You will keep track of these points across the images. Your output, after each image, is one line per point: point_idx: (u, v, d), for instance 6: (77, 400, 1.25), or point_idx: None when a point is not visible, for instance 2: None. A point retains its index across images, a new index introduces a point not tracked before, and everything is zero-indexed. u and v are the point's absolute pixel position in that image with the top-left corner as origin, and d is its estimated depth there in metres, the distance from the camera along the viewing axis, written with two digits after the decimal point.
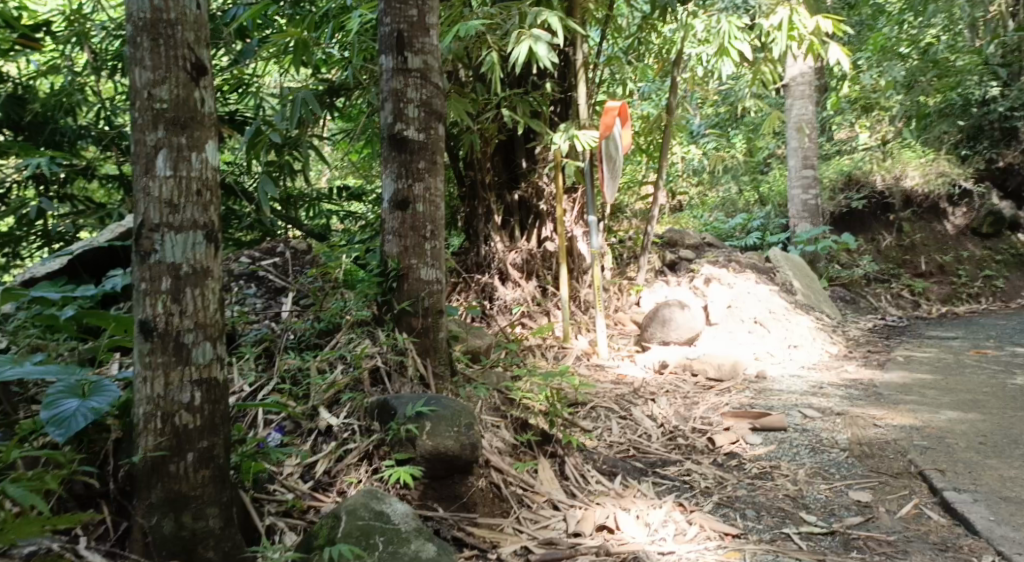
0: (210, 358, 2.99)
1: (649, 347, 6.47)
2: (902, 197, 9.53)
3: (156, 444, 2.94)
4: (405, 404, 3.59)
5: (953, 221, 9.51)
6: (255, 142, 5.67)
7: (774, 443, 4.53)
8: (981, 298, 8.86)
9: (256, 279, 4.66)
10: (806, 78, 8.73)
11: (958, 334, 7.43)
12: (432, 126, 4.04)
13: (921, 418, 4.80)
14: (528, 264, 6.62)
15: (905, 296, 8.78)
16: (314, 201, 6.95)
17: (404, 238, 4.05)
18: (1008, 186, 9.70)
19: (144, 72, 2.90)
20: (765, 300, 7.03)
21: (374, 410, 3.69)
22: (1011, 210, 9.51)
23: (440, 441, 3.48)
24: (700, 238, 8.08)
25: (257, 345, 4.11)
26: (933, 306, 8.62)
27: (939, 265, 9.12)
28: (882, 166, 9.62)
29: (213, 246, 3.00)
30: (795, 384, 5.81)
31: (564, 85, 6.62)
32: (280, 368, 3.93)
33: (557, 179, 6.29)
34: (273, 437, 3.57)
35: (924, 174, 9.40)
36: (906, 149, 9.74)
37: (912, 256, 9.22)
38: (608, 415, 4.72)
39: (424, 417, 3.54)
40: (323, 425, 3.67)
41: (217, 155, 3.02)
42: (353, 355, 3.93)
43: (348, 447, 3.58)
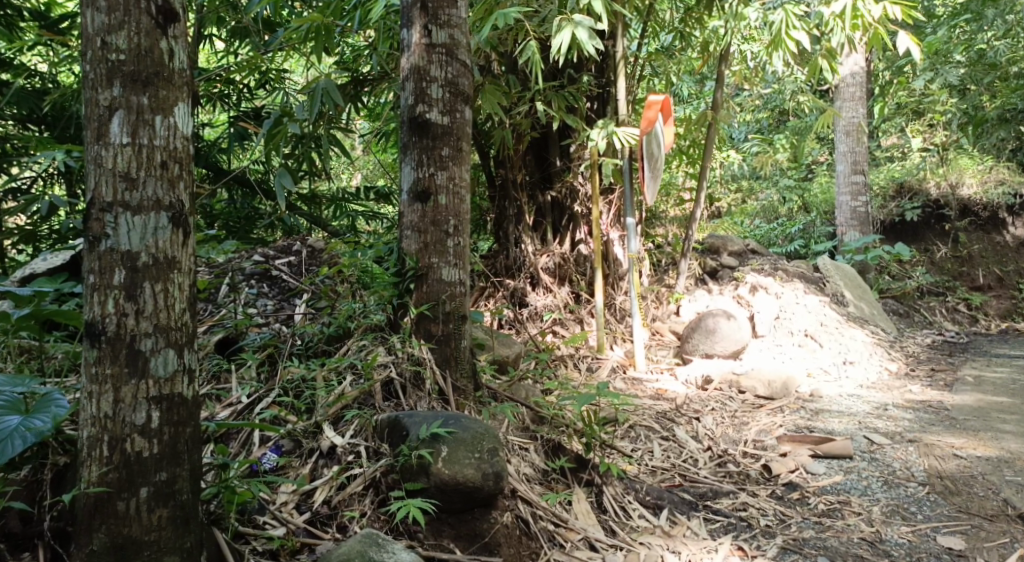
0: (173, 370, 2.63)
1: (690, 360, 6.02)
2: (959, 206, 9.05)
3: (101, 478, 2.59)
4: (419, 425, 3.19)
5: (1013, 232, 8.91)
6: (274, 134, 5.15)
7: (839, 473, 4.15)
8: None
9: (268, 278, 4.29)
10: (859, 77, 8.29)
11: None
12: (457, 109, 3.64)
13: (1008, 449, 4.44)
14: (561, 269, 6.18)
15: (961, 310, 8.23)
16: (337, 201, 6.53)
17: (424, 234, 3.67)
18: None
19: (97, 14, 2.55)
20: (817, 312, 6.59)
21: (384, 430, 3.30)
22: None
23: (459, 470, 3.07)
24: (744, 243, 7.58)
25: (260, 351, 3.74)
26: (992, 323, 8.10)
27: (997, 278, 8.61)
28: (936, 172, 9.14)
29: (180, 231, 2.64)
30: (855, 405, 5.33)
31: (603, 80, 6.19)
32: (282, 378, 3.53)
33: (592, 179, 5.86)
34: (268, 458, 3.21)
35: (982, 183, 8.96)
36: (963, 156, 9.28)
37: (969, 268, 8.74)
38: (649, 437, 4.34)
39: (439, 440, 3.13)
40: (326, 446, 3.27)
41: (188, 120, 2.66)
42: (364, 365, 3.52)
43: (352, 473, 3.17)
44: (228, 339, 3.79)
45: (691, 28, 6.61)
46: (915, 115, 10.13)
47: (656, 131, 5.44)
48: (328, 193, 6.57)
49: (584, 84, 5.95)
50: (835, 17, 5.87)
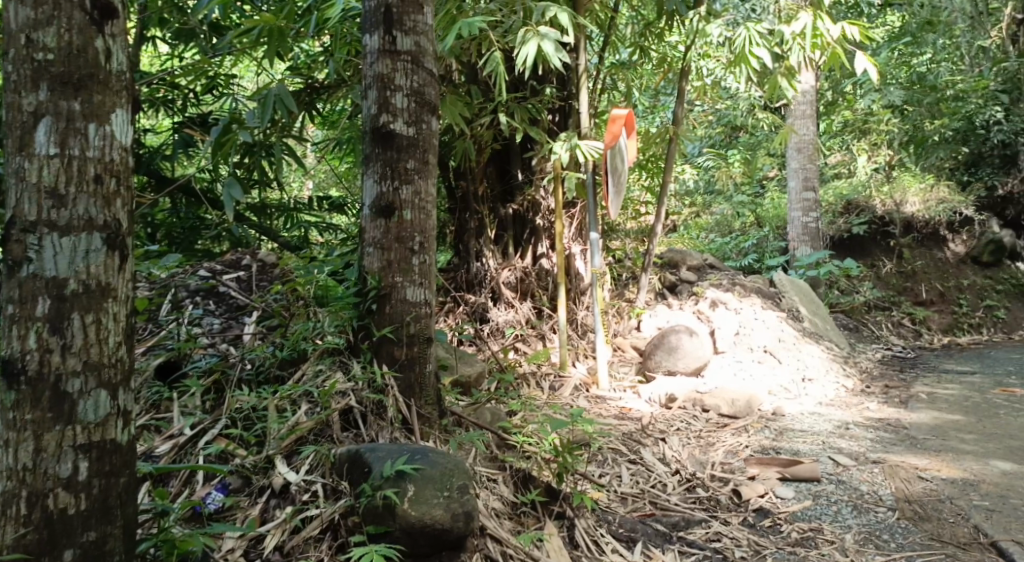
0: (104, 414, 2.43)
1: (654, 376, 5.88)
2: (903, 223, 9.09)
3: (19, 540, 2.37)
4: (382, 461, 2.99)
5: (952, 249, 9.07)
6: (223, 142, 4.93)
7: (809, 498, 4.02)
8: (982, 329, 8.41)
9: (215, 295, 4.06)
10: (809, 95, 8.36)
11: (974, 368, 6.94)
12: (423, 119, 3.47)
13: (971, 470, 4.36)
14: (523, 283, 6.02)
15: (906, 324, 8.27)
16: (289, 212, 6.29)
17: (388, 251, 3.48)
18: (1007, 215, 9.45)
19: (22, 8, 2.34)
20: (775, 327, 6.50)
21: (343, 465, 3.11)
22: (1011, 239, 9.16)
23: (427, 511, 2.90)
24: (702, 258, 7.49)
25: (205, 377, 3.53)
26: (935, 337, 8.15)
27: (940, 293, 8.64)
28: (881, 190, 9.25)
29: (116, 255, 2.44)
30: (818, 424, 5.24)
31: (565, 92, 6.05)
32: (229, 408, 3.32)
33: (556, 193, 5.69)
34: (212, 498, 3.01)
35: (924, 201, 9.00)
36: (905, 174, 9.40)
37: (913, 284, 8.72)
38: (616, 460, 4.20)
39: (405, 478, 2.94)
40: (278, 484, 3.08)
41: (125, 130, 2.45)
42: (320, 393, 3.34)
43: (308, 515, 2.97)
44: (169, 363, 3.58)
45: (649, 43, 6.52)
46: (861, 134, 10.12)
47: (620, 145, 5.31)
48: (279, 204, 6.33)
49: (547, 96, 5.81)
50: (796, 35, 5.78)
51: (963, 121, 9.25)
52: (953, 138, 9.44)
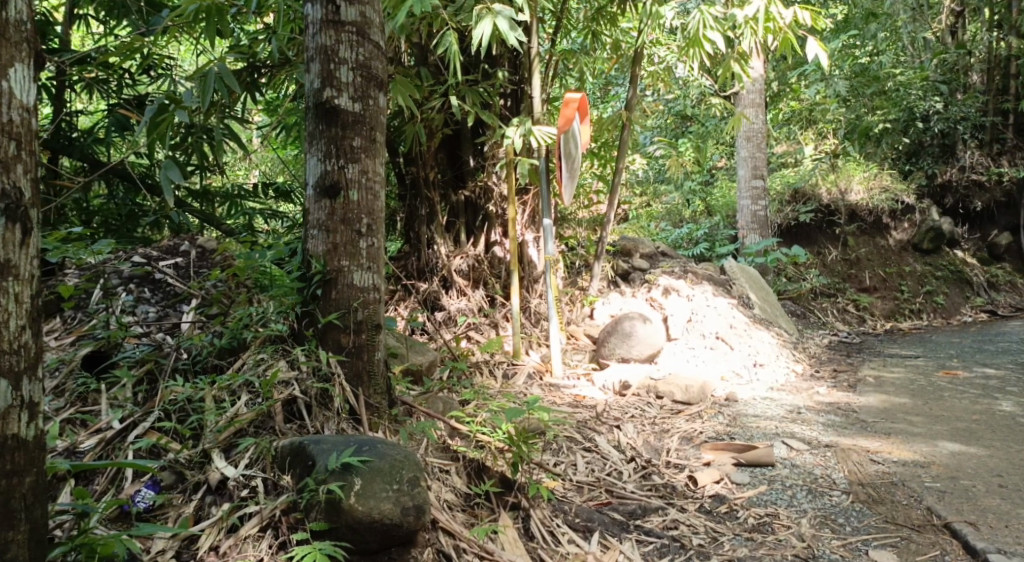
0: (6, 404, 2.37)
1: (607, 364, 5.81)
2: (848, 211, 9.13)
3: None
4: (327, 453, 2.88)
5: (895, 236, 9.17)
6: (158, 122, 4.69)
7: (763, 482, 3.98)
8: (923, 315, 8.50)
9: (151, 282, 3.87)
10: (759, 83, 8.29)
11: (919, 352, 6.99)
12: (369, 95, 3.33)
13: (920, 452, 4.36)
14: (475, 271, 5.89)
15: (850, 311, 8.35)
16: (230, 197, 6.03)
17: (333, 234, 3.34)
18: (946, 203, 9.62)
19: None
20: (727, 313, 6.47)
21: (284, 459, 2.99)
22: (952, 226, 9.28)
23: (374, 505, 2.78)
24: (654, 246, 7.41)
25: (137, 367, 3.37)
26: (878, 322, 8.22)
27: (882, 280, 8.74)
28: (827, 178, 9.10)
29: (17, 227, 2.39)
30: (770, 409, 5.21)
31: (516, 76, 5.91)
32: (162, 399, 3.19)
33: (509, 178, 5.56)
34: (142, 496, 2.89)
35: (868, 189, 9.05)
36: (850, 161, 9.43)
37: (857, 270, 8.80)
38: (571, 448, 4.11)
39: (352, 471, 2.83)
40: (214, 480, 2.97)
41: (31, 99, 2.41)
42: (262, 383, 3.21)
43: (246, 512, 2.87)
44: (99, 352, 3.42)
45: (600, 29, 6.41)
46: (807, 124, 10.06)
47: (573, 130, 5.21)
48: (221, 190, 6.07)
49: (499, 80, 5.68)
50: (748, 19, 5.70)
51: (903, 111, 9.50)
52: (894, 128, 9.56)
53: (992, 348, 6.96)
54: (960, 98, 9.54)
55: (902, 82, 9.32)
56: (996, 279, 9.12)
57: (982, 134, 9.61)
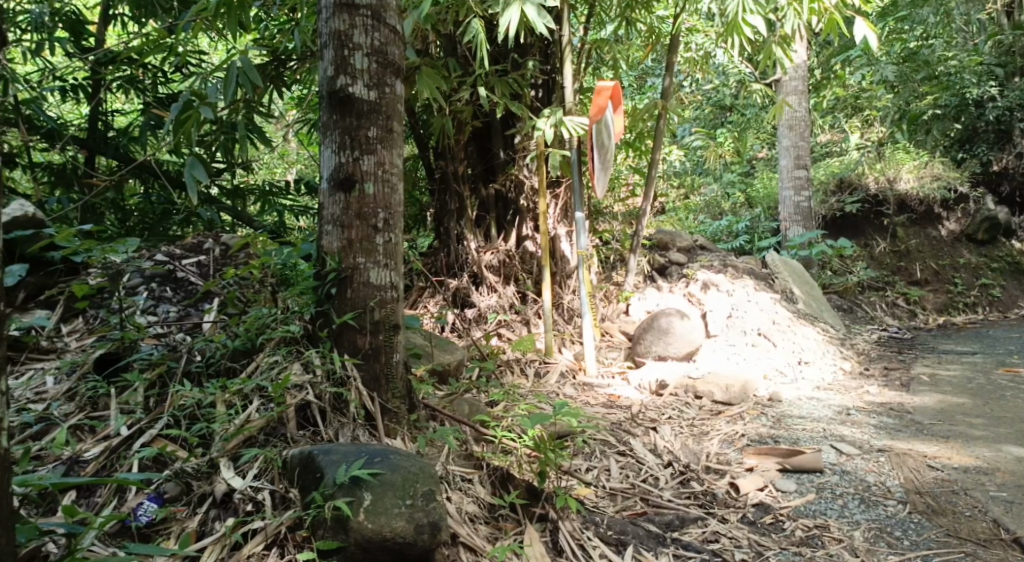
0: None
1: (643, 363, 5.62)
2: (897, 202, 8.86)
3: None
4: (335, 465, 2.84)
5: (947, 226, 8.81)
6: (182, 120, 4.39)
7: (811, 491, 3.80)
8: (978, 308, 8.19)
9: (172, 280, 3.78)
10: (802, 70, 7.99)
11: (974, 348, 6.70)
12: (385, 82, 3.23)
13: (984, 458, 4.18)
14: (506, 267, 5.69)
15: (900, 305, 8.06)
16: (263, 194, 5.70)
17: (348, 229, 3.25)
18: (1002, 191, 9.17)
19: None
20: (769, 309, 6.24)
21: (293, 470, 2.93)
22: (1008, 216, 8.91)
23: (385, 523, 2.75)
24: (692, 239, 7.18)
25: (148, 371, 3.28)
26: (931, 317, 7.92)
27: (934, 273, 8.41)
28: (873, 167, 8.92)
29: None
30: (817, 410, 4.99)
31: (548, 65, 5.73)
32: (171, 404, 3.12)
33: (539, 172, 5.37)
34: (144, 510, 2.83)
35: (919, 177, 8.78)
36: (900, 150, 9.13)
37: (907, 263, 8.51)
38: (605, 452, 3.95)
39: (361, 486, 2.79)
40: (220, 492, 2.90)
41: None
42: (274, 389, 3.12)
43: (251, 528, 2.79)
44: (111, 354, 3.33)
45: (635, 15, 6.20)
46: (853, 112, 10.25)
47: (606, 119, 5.02)
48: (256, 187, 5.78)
49: (529, 70, 5.49)
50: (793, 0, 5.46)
51: (954, 97, 9.12)
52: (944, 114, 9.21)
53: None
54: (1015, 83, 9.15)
55: (953, 67, 8.88)
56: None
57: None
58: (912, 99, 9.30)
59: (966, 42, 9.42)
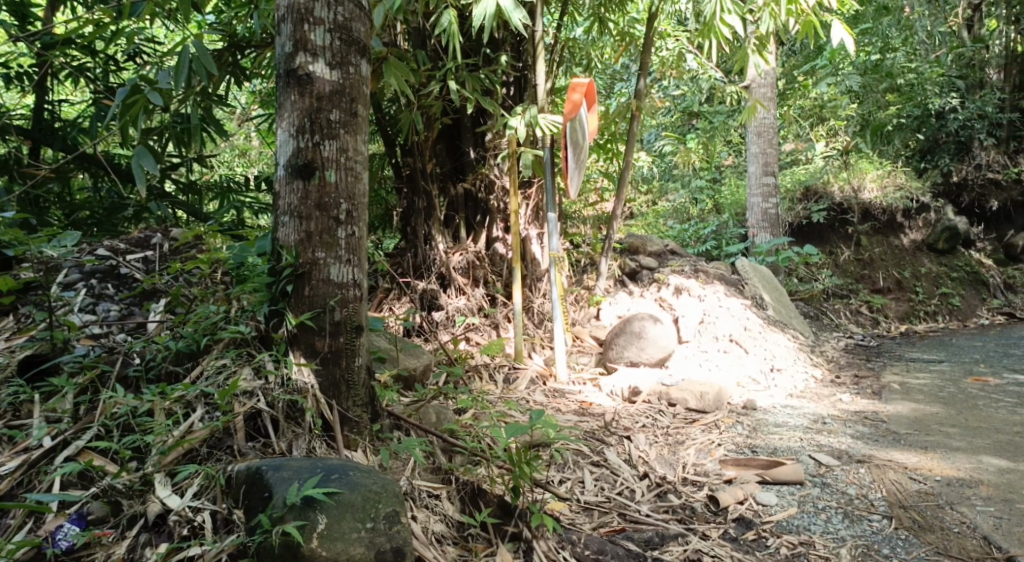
0: None
1: (615, 368, 5.43)
2: (861, 210, 8.72)
3: None
4: (286, 484, 2.65)
5: (910, 236, 8.78)
6: (129, 105, 3.96)
7: (794, 504, 3.63)
8: (938, 316, 8.09)
9: (114, 276, 3.51)
10: (769, 77, 7.88)
11: (941, 356, 6.60)
12: (349, 62, 3.04)
13: (964, 469, 4.03)
14: (475, 269, 5.49)
15: (864, 312, 7.96)
16: (222, 192, 5.38)
17: (307, 221, 3.03)
18: (961, 202, 9.23)
19: None
20: (741, 315, 6.08)
21: (239, 487, 2.74)
22: (966, 226, 8.89)
23: (341, 548, 2.58)
24: (663, 243, 7.00)
25: (79, 375, 3.04)
26: (893, 325, 7.84)
27: (896, 281, 8.33)
28: (839, 175, 8.76)
29: None
30: (793, 418, 4.83)
31: (520, 61, 5.52)
32: (103, 413, 2.90)
33: (511, 170, 5.16)
34: (64, 534, 2.61)
35: (881, 187, 8.69)
36: (863, 159, 9.02)
37: (870, 271, 8.39)
38: (578, 463, 3.76)
39: (314, 507, 2.61)
40: (153, 513, 2.70)
41: None
42: (219, 396, 2.92)
43: (190, 553, 2.60)
44: (38, 356, 3.09)
45: (607, 17, 6.02)
46: (817, 121, 9.49)
47: (580, 118, 4.83)
48: (216, 184, 5.44)
49: (501, 65, 5.28)
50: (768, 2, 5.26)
51: (918, 108, 9.06)
52: (908, 125, 9.25)
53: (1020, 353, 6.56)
54: (974, 97, 9.09)
55: (914, 79, 8.91)
56: (1014, 280, 8.66)
57: (998, 132, 9.12)
58: (875, 109, 9.19)
59: (929, 54, 9.38)
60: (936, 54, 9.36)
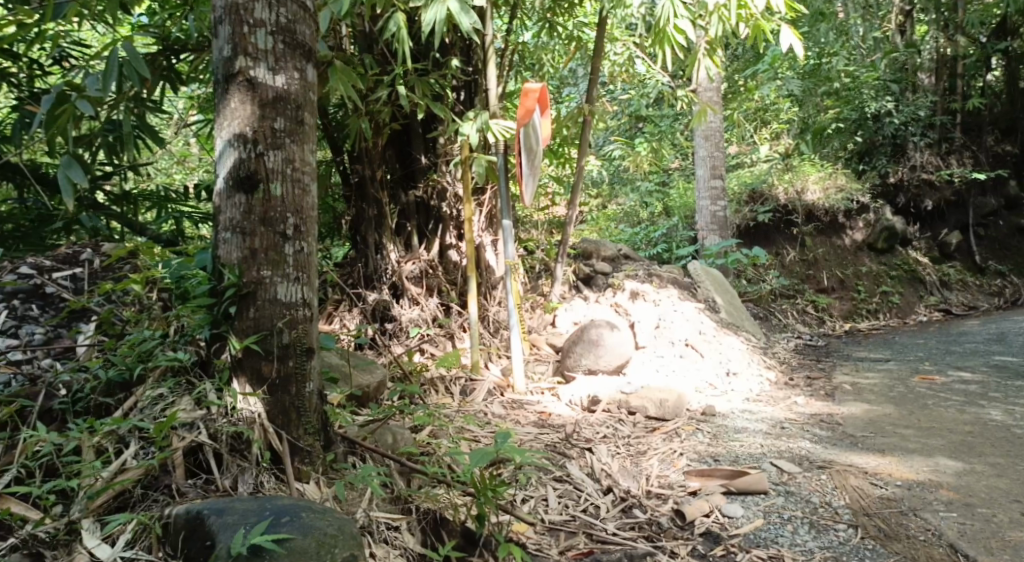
0: None
1: (572, 377, 5.31)
2: (805, 212, 8.70)
3: None
4: (231, 531, 2.51)
5: (852, 235, 8.80)
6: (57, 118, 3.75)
7: (759, 516, 3.54)
8: (880, 315, 8.15)
9: (39, 297, 3.33)
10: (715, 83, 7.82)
11: (888, 355, 6.60)
12: (294, 66, 2.88)
13: (924, 473, 3.98)
14: (429, 278, 5.36)
15: (810, 312, 7.97)
16: (158, 201, 5.11)
17: (251, 237, 2.87)
18: (899, 202, 9.18)
19: None
20: (694, 319, 6.03)
21: (178, 534, 2.58)
22: (905, 225, 8.97)
23: None
24: (616, 248, 6.90)
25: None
26: (838, 323, 7.88)
27: (839, 280, 8.38)
28: (783, 177, 8.73)
29: None
30: (752, 424, 4.75)
31: (470, 66, 5.38)
32: (23, 453, 2.75)
33: (464, 177, 5.02)
34: None
35: (824, 189, 8.68)
36: (806, 161, 9.01)
37: (815, 271, 8.43)
38: (540, 480, 3.64)
39: (263, 554, 2.46)
40: None
41: None
42: (154, 430, 2.77)
43: None
44: None
45: (555, 20, 5.89)
46: (760, 124, 9.53)
47: (533, 123, 4.70)
48: (152, 193, 5.15)
49: (450, 70, 5.14)
50: (719, 6, 5.14)
51: (856, 111, 9.00)
52: (846, 128, 9.13)
53: (962, 349, 6.58)
54: (912, 97, 9.14)
55: (852, 83, 8.86)
56: (948, 277, 8.76)
57: (932, 134, 9.10)
58: (815, 113, 9.05)
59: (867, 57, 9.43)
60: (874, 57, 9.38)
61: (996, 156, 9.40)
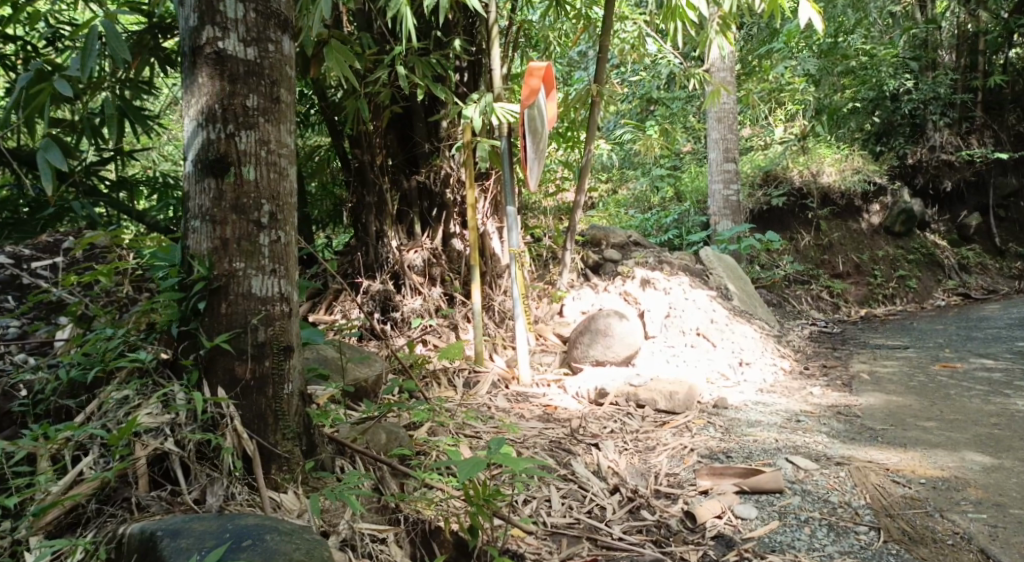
0: None
1: (580, 368, 5.14)
2: (820, 194, 8.45)
3: None
4: (185, 555, 2.37)
5: (868, 219, 8.56)
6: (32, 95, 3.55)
7: (775, 517, 3.36)
8: (896, 300, 7.94)
9: (15, 287, 3.26)
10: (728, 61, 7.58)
11: (906, 342, 6.39)
12: (267, 38, 2.71)
13: (949, 469, 3.79)
14: (432, 267, 5.17)
15: (825, 298, 7.75)
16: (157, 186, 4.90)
17: (223, 225, 2.71)
18: (917, 183, 8.94)
19: None
20: (706, 307, 5.83)
21: (132, 553, 2.44)
22: (923, 208, 8.72)
23: None
24: (625, 233, 6.68)
25: None
26: (854, 310, 7.67)
27: (855, 265, 8.14)
28: (797, 160, 8.49)
29: None
30: (766, 417, 4.56)
31: (474, 45, 5.16)
32: None
33: (467, 163, 4.81)
34: None
35: (840, 170, 8.44)
36: (822, 143, 8.75)
37: (830, 256, 8.19)
38: (543, 480, 3.47)
39: None
40: None
41: None
42: (112, 437, 2.61)
43: None
44: None
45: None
46: (775, 104, 9.25)
47: (539, 103, 4.48)
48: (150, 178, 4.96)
49: (453, 50, 4.92)
50: None
51: (873, 90, 8.73)
52: (863, 108, 8.84)
53: (983, 335, 6.36)
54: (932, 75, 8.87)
55: (870, 61, 8.56)
56: (968, 260, 8.52)
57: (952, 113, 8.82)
58: (830, 93, 8.85)
59: (885, 34, 9.14)
60: (892, 35, 9.09)
61: (1017, 136, 9.13)
